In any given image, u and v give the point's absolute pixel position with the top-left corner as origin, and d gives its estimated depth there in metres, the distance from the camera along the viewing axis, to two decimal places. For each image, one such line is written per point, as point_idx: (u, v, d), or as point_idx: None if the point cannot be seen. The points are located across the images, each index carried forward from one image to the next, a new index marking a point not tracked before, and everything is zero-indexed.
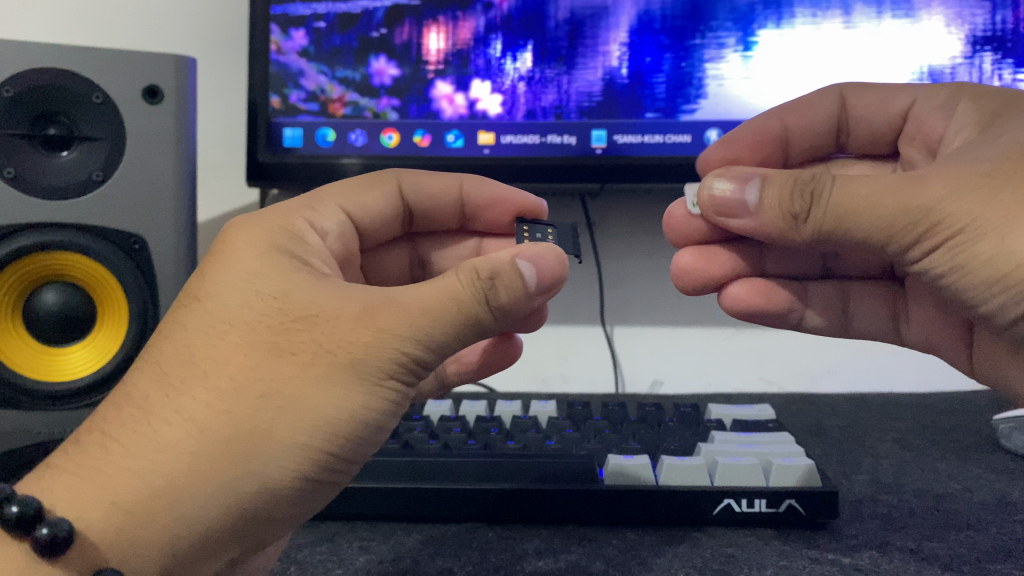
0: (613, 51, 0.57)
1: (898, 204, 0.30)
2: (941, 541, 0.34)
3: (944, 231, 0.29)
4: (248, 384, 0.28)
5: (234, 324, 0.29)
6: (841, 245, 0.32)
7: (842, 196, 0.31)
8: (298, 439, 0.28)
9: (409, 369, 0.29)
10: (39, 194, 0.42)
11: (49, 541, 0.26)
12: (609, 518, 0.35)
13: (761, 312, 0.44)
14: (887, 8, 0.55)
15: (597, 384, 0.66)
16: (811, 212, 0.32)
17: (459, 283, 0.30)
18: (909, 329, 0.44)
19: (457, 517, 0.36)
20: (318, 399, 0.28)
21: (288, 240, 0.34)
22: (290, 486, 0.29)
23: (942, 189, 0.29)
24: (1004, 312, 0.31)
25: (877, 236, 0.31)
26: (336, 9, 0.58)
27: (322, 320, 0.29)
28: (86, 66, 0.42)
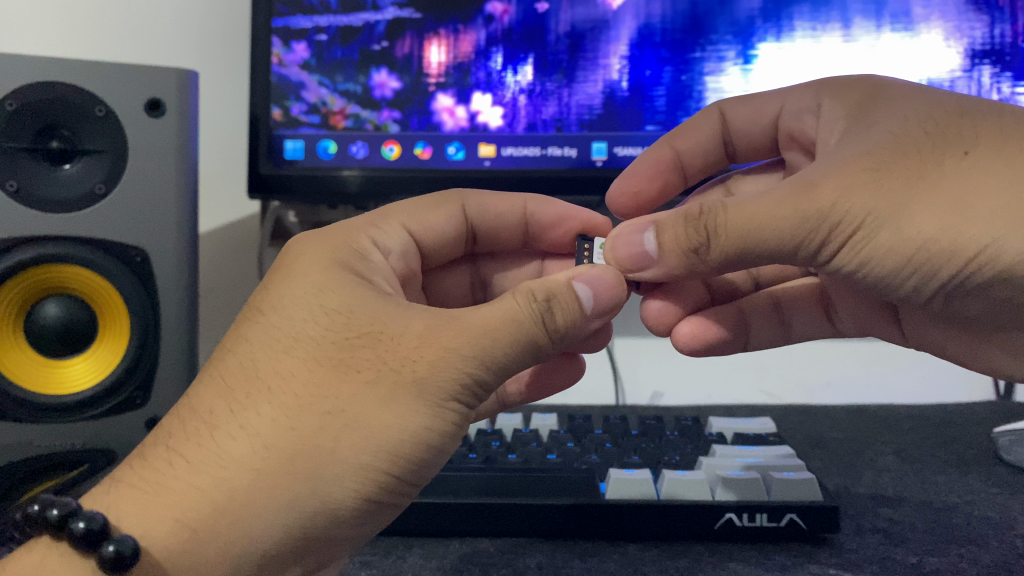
0: (614, 64, 0.57)
1: (794, 211, 0.29)
2: (942, 556, 0.34)
3: (849, 226, 0.28)
4: (318, 403, 0.28)
5: (299, 338, 0.30)
6: (755, 262, 0.30)
7: (734, 224, 0.30)
8: (361, 459, 0.28)
9: (472, 390, 0.29)
10: (40, 207, 0.42)
11: (114, 559, 0.26)
12: (642, 533, 0.35)
13: (712, 348, 0.43)
14: (886, 22, 0.55)
15: (597, 396, 0.66)
16: (712, 245, 0.31)
17: (517, 306, 0.30)
18: (842, 321, 0.44)
19: (514, 531, 0.36)
20: (383, 417, 0.28)
21: (350, 256, 0.34)
22: (353, 508, 0.28)
23: (836, 186, 0.28)
24: (920, 292, 0.30)
25: (788, 243, 0.29)
26: (337, 22, 0.58)
27: (386, 338, 0.29)
28: (90, 81, 0.42)
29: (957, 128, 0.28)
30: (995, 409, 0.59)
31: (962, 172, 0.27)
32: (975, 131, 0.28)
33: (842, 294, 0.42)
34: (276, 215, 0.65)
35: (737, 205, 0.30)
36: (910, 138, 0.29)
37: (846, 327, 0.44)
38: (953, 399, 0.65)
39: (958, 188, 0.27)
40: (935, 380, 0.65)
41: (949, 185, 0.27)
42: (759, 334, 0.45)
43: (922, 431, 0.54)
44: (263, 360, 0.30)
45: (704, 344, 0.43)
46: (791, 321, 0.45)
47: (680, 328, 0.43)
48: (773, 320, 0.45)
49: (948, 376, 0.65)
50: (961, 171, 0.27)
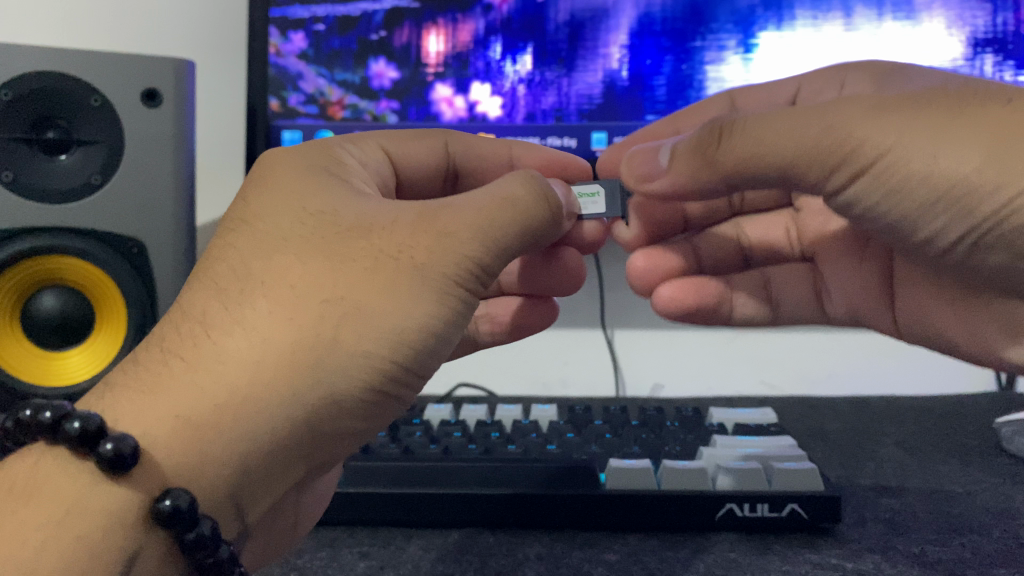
0: (613, 53, 0.57)
1: (808, 134, 0.28)
2: (945, 546, 0.33)
3: (870, 156, 0.27)
4: (312, 289, 0.27)
5: (288, 238, 0.28)
6: (764, 181, 0.29)
7: (751, 129, 0.29)
8: (364, 347, 0.27)
9: (477, 276, 0.28)
10: (36, 198, 0.41)
11: (115, 457, 0.25)
12: (641, 522, 0.35)
13: (691, 312, 0.43)
14: (887, 10, 0.54)
15: (597, 388, 0.66)
16: (715, 165, 0.30)
17: (515, 189, 0.29)
18: (833, 303, 0.45)
19: (530, 522, 0.35)
20: (385, 309, 0.27)
21: (327, 161, 0.33)
22: (358, 400, 0.28)
23: (859, 114, 0.27)
24: (940, 238, 0.29)
25: (799, 169, 0.28)
26: (336, 11, 0.58)
27: (378, 229, 0.28)
28: (86, 70, 0.42)
29: (996, 88, 0.27)
30: (997, 400, 0.59)
31: (1004, 115, 0.26)
32: (1016, 92, 0.27)
33: (833, 257, 0.43)
34: None
35: (757, 114, 0.29)
36: (951, 90, 0.27)
37: (836, 313, 0.45)
38: (954, 391, 0.65)
39: (995, 129, 0.25)
40: (936, 372, 0.65)
41: (991, 122, 0.26)
42: (742, 305, 0.45)
43: (925, 422, 0.54)
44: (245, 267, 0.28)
45: (683, 308, 0.43)
46: (774, 291, 0.46)
47: (659, 291, 0.43)
48: (759, 291, 0.46)
49: (949, 367, 0.65)
50: (1001, 115, 0.26)
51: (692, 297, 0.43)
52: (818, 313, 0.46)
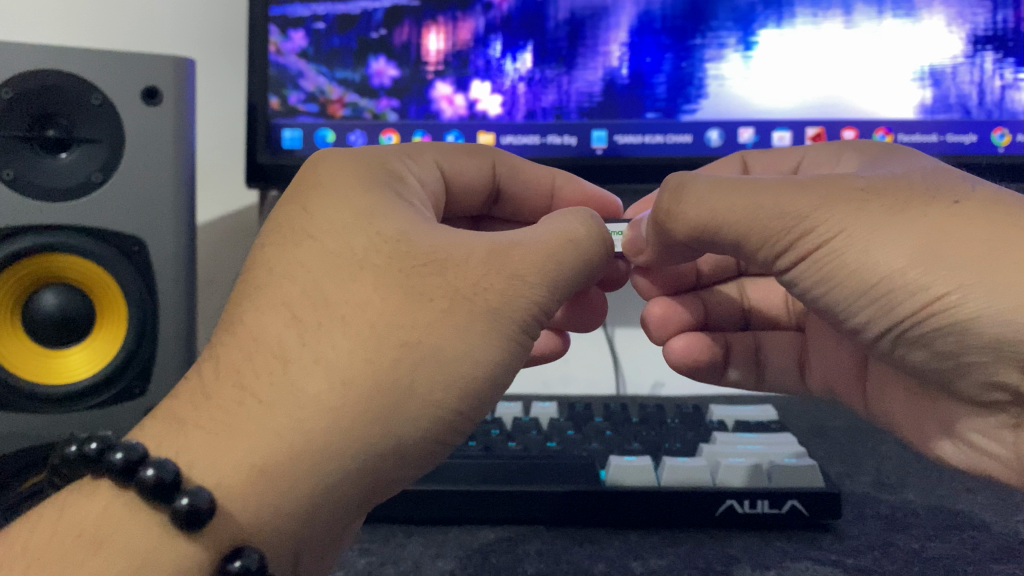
0: (613, 51, 0.57)
1: (762, 211, 0.29)
2: (946, 542, 0.33)
3: (811, 244, 0.28)
4: (391, 330, 0.27)
5: (362, 266, 0.28)
6: (719, 246, 0.31)
7: (707, 198, 0.30)
8: (434, 395, 0.27)
9: (537, 318, 0.30)
10: (37, 195, 0.41)
11: (189, 513, 0.25)
12: (641, 518, 0.35)
13: (701, 367, 0.45)
14: (888, 7, 0.54)
15: (597, 386, 0.66)
16: (668, 226, 0.31)
17: (572, 227, 0.31)
18: (812, 378, 0.45)
19: (531, 519, 0.35)
20: (458, 350, 0.28)
21: (386, 177, 0.32)
22: (417, 447, 0.28)
23: (809, 201, 0.28)
24: (871, 327, 0.29)
25: (746, 243, 0.30)
26: (336, 9, 0.58)
27: (451, 266, 0.28)
28: (86, 67, 0.42)
29: (950, 185, 0.28)
30: None
31: (947, 216, 0.27)
32: (968, 190, 0.28)
33: (822, 332, 0.44)
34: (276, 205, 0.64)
35: (712, 183, 0.30)
36: (906, 182, 0.28)
37: (815, 386, 0.45)
38: None
39: (936, 230, 0.26)
40: None
41: (929, 226, 0.26)
42: (736, 367, 0.47)
43: None
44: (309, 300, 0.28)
45: (691, 364, 0.45)
46: (764, 356, 0.47)
47: (671, 344, 0.45)
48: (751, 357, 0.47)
49: None
50: (948, 214, 0.27)
51: (699, 351, 0.44)
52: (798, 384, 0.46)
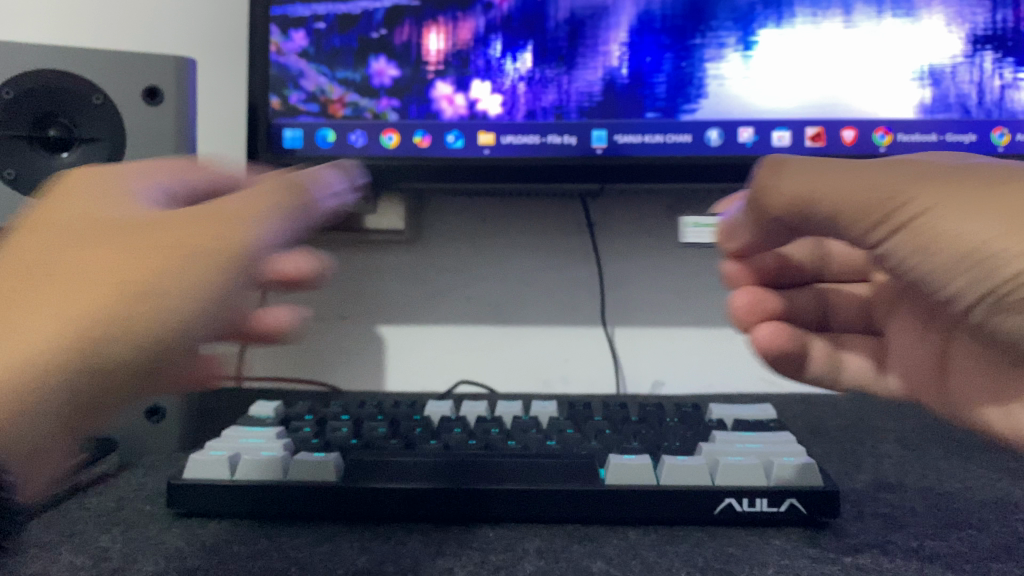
0: (614, 51, 0.57)
1: (862, 189, 0.26)
2: (944, 540, 0.34)
3: (906, 216, 0.26)
4: (77, 290, 0.27)
5: (54, 270, 0.28)
6: (814, 225, 0.28)
7: (805, 174, 0.27)
8: (51, 379, 0.27)
9: (166, 343, 0.28)
10: (37, 194, 0.42)
11: None
12: (641, 516, 0.35)
13: (784, 359, 0.38)
14: (887, 7, 0.55)
15: (597, 385, 0.66)
16: (763, 204, 0.28)
17: (234, 200, 0.30)
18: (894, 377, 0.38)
19: (532, 517, 0.36)
20: (40, 333, 0.27)
21: (104, 190, 0.31)
22: (55, 403, 0.27)
23: (903, 176, 0.26)
24: (960, 299, 0.27)
25: (843, 218, 0.27)
26: (337, 9, 0.58)
27: (71, 254, 0.28)
28: (88, 67, 0.43)
29: None
30: None
31: None
32: None
33: (904, 324, 0.37)
34: None
35: (810, 163, 0.28)
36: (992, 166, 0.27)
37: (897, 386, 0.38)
38: None
39: None
40: None
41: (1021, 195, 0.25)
42: (817, 361, 0.38)
43: (924, 418, 0.54)
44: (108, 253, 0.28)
45: (777, 356, 0.38)
46: (841, 355, 0.39)
47: (759, 333, 0.38)
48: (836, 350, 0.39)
49: None
50: None
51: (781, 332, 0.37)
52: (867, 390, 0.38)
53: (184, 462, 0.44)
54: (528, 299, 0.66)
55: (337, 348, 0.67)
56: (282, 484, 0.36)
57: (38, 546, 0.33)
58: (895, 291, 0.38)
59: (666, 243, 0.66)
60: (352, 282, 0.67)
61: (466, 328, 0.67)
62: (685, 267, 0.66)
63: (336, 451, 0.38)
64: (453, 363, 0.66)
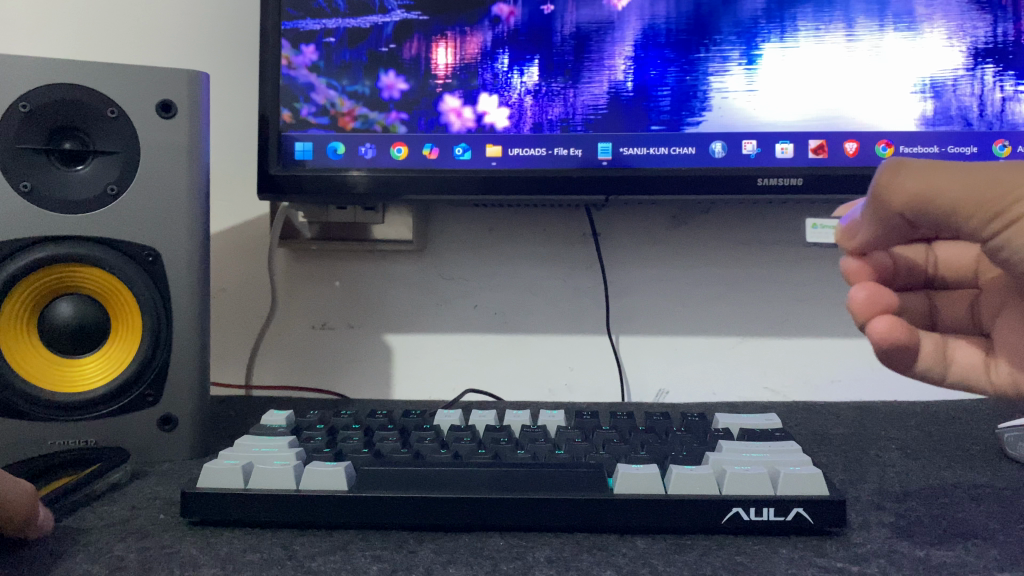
0: (619, 64, 0.58)
1: (975, 186, 0.26)
2: (950, 550, 0.34)
3: (1019, 212, 0.25)
4: None
5: None
6: (934, 221, 0.27)
7: (924, 172, 0.27)
8: None
9: None
10: (53, 207, 0.42)
11: None
12: (649, 524, 0.36)
13: (899, 352, 0.32)
14: (889, 21, 0.56)
15: (602, 394, 0.66)
16: (883, 202, 0.28)
17: None
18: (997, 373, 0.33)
19: (542, 525, 0.36)
20: None
21: None
22: None
23: (1019, 173, 0.25)
24: None
25: (957, 217, 0.27)
26: (346, 24, 0.59)
27: None
28: (103, 82, 0.43)
29: None
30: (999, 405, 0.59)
31: None
32: None
33: (1014, 320, 0.33)
34: (285, 215, 0.65)
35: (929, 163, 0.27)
36: None
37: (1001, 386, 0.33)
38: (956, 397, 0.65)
39: None
40: None
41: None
42: (926, 356, 0.33)
43: (928, 427, 0.54)
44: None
45: (893, 349, 0.31)
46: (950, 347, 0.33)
47: (872, 322, 0.31)
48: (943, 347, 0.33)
49: None
50: None
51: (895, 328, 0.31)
52: (976, 389, 0.34)
53: (195, 470, 0.45)
54: (533, 308, 0.67)
55: (344, 357, 0.68)
56: (295, 493, 0.36)
57: (54, 553, 0.33)
58: (1008, 290, 0.34)
59: (670, 253, 0.66)
60: (360, 291, 0.67)
61: (471, 337, 0.67)
62: (689, 277, 0.66)
63: (348, 460, 0.39)
64: (459, 372, 0.67)
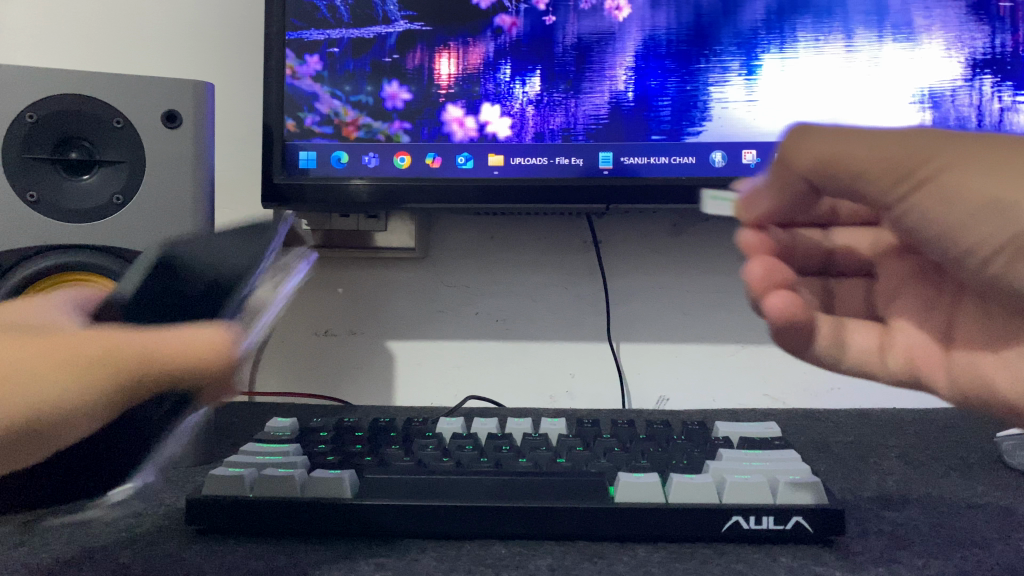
0: (620, 75, 0.58)
1: (889, 149, 0.28)
2: (948, 559, 0.34)
3: (929, 172, 0.28)
4: None
5: None
6: (835, 185, 0.30)
7: (829, 136, 0.29)
8: None
9: None
10: (58, 216, 0.43)
11: None
12: (650, 533, 0.36)
13: (793, 326, 0.36)
14: (888, 32, 0.56)
15: (603, 401, 0.67)
16: (791, 164, 0.31)
17: None
18: (891, 355, 0.37)
19: (544, 534, 0.36)
20: None
21: None
22: None
23: (927, 140, 0.28)
24: None
25: (865, 178, 0.29)
26: (350, 35, 0.60)
27: None
28: (111, 94, 0.44)
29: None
30: None
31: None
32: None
33: (906, 303, 0.38)
34: None
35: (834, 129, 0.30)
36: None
37: (894, 369, 0.37)
38: None
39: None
40: None
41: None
42: (824, 339, 0.37)
43: (927, 435, 0.55)
44: (63, 297, 0.29)
45: (783, 322, 0.36)
46: (846, 330, 0.38)
47: (770, 300, 0.36)
48: (839, 327, 0.38)
49: None
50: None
51: (792, 306, 0.36)
52: (871, 372, 0.37)
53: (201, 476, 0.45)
54: (534, 315, 0.67)
55: (347, 364, 0.68)
56: (300, 501, 0.37)
57: (59, 561, 0.33)
58: (899, 278, 0.39)
59: (670, 261, 0.67)
60: (362, 298, 0.68)
61: (473, 343, 0.67)
62: (689, 284, 0.67)
63: (351, 469, 0.39)
64: (460, 378, 0.67)
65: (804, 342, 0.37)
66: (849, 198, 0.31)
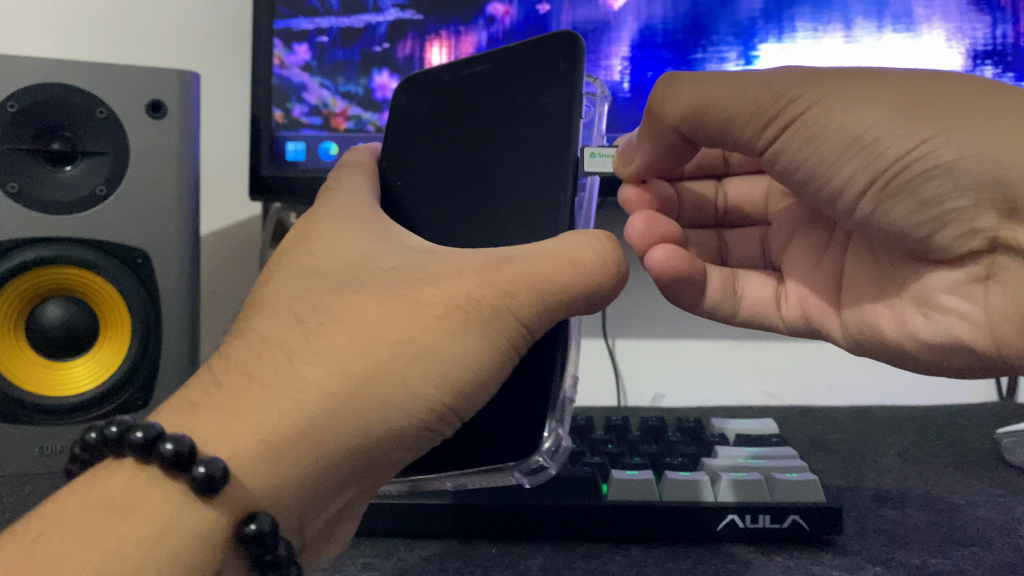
0: (615, 65, 0.58)
1: (751, 91, 0.29)
2: (947, 557, 0.34)
3: (790, 113, 0.28)
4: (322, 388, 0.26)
5: (298, 400, 0.26)
6: (707, 130, 0.31)
7: (690, 86, 0.30)
8: (394, 417, 0.27)
9: None
10: (40, 208, 0.42)
11: (206, 481, 0.25)
12: (643, 534, 0.35)
13: (679, 280, 0.38)
14: (887, 23, 0.55)
15: (598, 398, 0.66)
16: (662, 116, 0.32)
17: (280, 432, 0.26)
18: (787, 304, 0.39)
19: (537, 535, 0.35)
20: None
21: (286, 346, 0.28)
22: (413, 427, 0.27)
23: (794, 75, 0.28)
24: None
25: (733, 125, 0.30)
26: (339, 23, 0.59)
27: (357, 408, 0.26)
28: (91, 84, 0.42)
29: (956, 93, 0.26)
30: (997, 410, 0.59)
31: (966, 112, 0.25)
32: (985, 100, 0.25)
33: (799, 253, 0.39)
34: (277, 216, 0.65)
35: (699, 76, 0.30)
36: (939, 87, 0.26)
37: (790, 316, 0.39)
38: (951, 400, 0.65)
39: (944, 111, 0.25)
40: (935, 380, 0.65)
41: (910, 86, 0.26)
42: (713, 292, 0.40)
43: (925, 432, 0.54)
44: (346, 246, 0.31)
45: (671, 275, 0.37)
46: (741, 283, 0.40)
47: (652, 251, 0.37)
48: (730, 281, 0.40)
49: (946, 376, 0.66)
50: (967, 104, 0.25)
51: (682, 260, 0.37)
52: (767, 320, 0.40)
53: None
54: None
55: None
56: None
57: None
58: (789, 226, 0.41)
59: None
60: None
61: None
62: None
63: None
64: None
65: (692, 299, 0.39)
66: (724, 147, 0.31)
